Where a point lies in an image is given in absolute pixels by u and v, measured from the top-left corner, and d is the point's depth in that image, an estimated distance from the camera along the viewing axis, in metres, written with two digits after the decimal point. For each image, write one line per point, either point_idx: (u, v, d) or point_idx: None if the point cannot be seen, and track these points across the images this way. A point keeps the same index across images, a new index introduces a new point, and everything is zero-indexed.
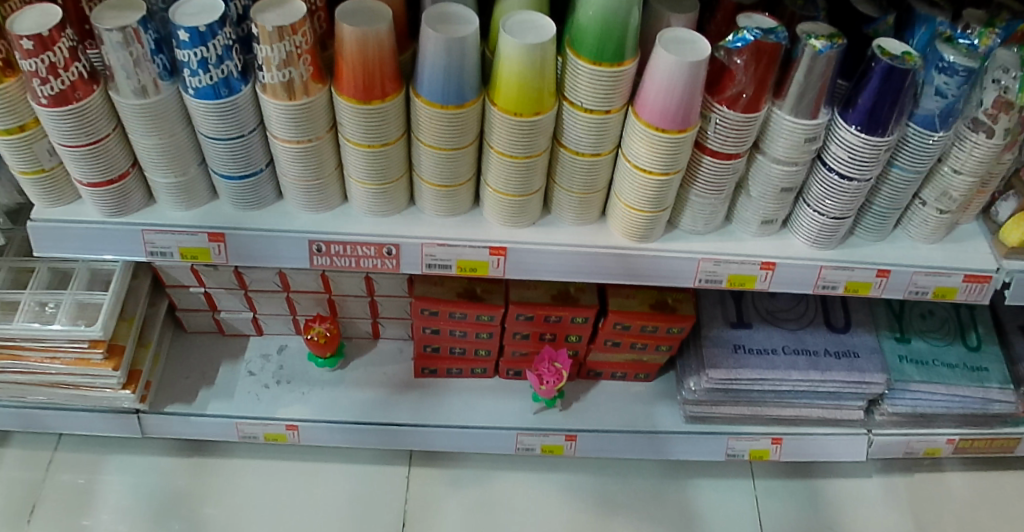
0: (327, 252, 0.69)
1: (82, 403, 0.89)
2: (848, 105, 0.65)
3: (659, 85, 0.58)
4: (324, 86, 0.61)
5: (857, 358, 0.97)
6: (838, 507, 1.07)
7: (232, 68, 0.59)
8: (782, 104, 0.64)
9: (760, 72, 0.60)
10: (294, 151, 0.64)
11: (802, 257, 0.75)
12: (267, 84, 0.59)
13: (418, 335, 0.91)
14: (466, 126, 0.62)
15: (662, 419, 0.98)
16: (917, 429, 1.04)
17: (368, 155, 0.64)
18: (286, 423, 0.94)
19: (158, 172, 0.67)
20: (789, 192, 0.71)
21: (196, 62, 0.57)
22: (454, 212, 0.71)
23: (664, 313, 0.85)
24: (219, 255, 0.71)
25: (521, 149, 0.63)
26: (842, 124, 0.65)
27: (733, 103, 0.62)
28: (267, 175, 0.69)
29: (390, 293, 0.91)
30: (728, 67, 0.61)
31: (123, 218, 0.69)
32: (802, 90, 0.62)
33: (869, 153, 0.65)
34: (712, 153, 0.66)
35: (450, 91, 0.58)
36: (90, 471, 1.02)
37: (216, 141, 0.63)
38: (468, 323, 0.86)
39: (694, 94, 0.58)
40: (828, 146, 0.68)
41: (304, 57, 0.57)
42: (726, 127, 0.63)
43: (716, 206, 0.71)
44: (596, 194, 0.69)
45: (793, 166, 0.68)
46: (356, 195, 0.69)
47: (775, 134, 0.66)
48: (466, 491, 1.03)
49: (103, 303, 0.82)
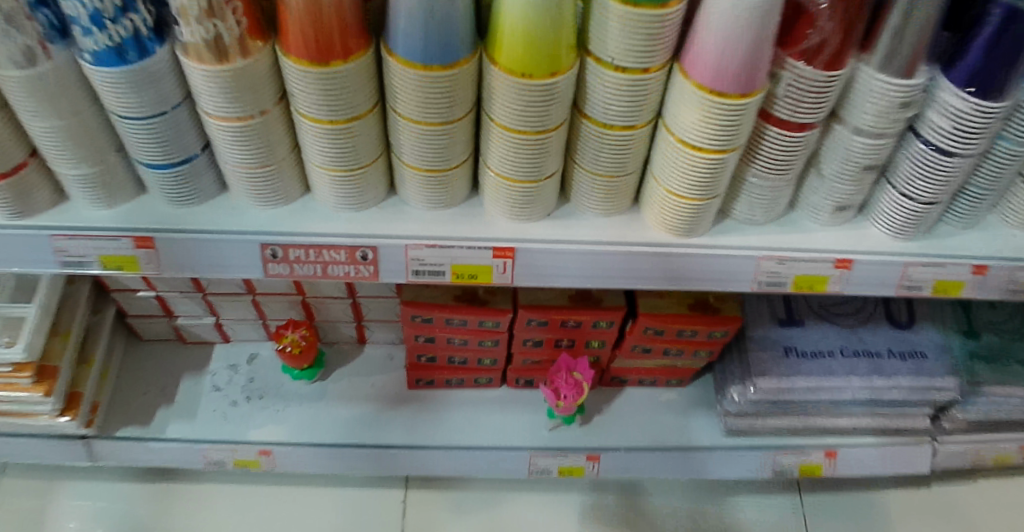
0: (284, 258, 0.54)
1: (18, 431, 0.76)
2: (953, 62, 0.49)
3: (717, 35, 0.43)
4: (266, 45, 0.45)
5: (925, 360, 0.82)
6: (893, 524, 0.94)
7: (139, 23, 0.43)
8: (873, 58, 0.49)
9: (851, 14, 0.44)
10: (233, 130, 0.49)
11: (882, 251, 0.60)
12: (187, 44, 0.44)
13: (409, 344, 0.76)
14: (456, 93, 0.46)
15: (697, 433, 0.84)
16: (987, 437, 0.91)
17: (329, 134, 0.49)
18: (258, 448, 0.80)
19: (64, 163, 0.52)
20: (871, 169, 0.56)
21: (86, 17, 0.41)
22: (446, 204, 0.55)
23: (705, 315, 0.71)
24: (150, 264, 0.56)
25: (530, 122, 0.47)
26: (945, 85, 0.49)
27: (811, 57, 0.46)
28: (205, 161, 0.54)
29: (377, 295, 0.76)
30: (807, 10, 0.45)
31: (25, 220, 0.55)
32: (902, 40, 0.47)
33: (981, 123, 0.49)
34: (779, 123, 0.51)
35: (432, 47, 0.43)
36: (41, 501, 0.89)
37: (131, 122, 0.48)
38: (469, 330, 0.72)
39: (764, 47, 0.43)
40: (925, 112, 0.52)
41: (232, 5, 0.42)
42: (799, 89, 0.48)
43: (780, 190, 0.56)
44: (628, 177, 0.54)
45: (880, 138, 0.52)
46: (319, 184, 0.54)
47: (860, 99, 0.50)
48: (471, 516, 0.90)
49: (28, 318, 0.68)
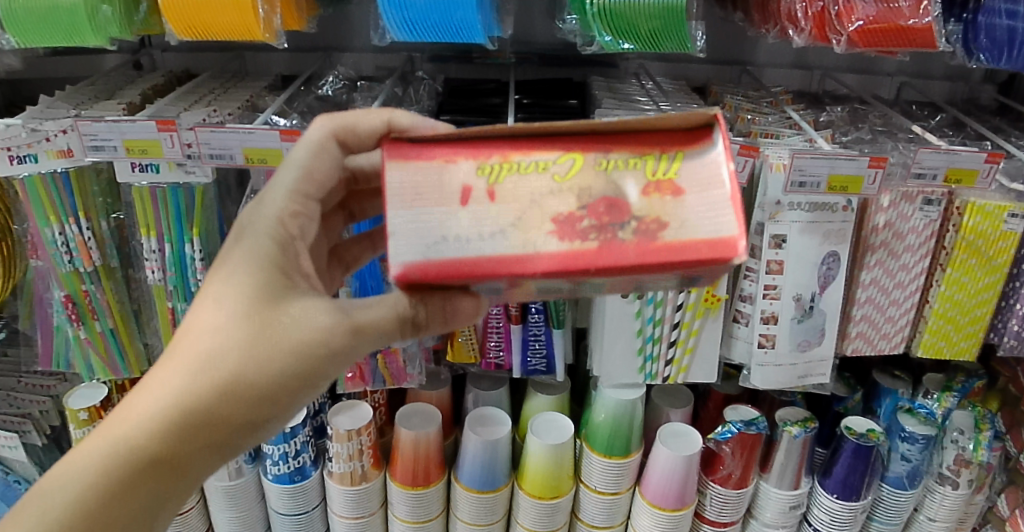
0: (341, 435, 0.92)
1: None
2: (826, 474, 1.15)
3: (618, 474, 1.14)
4: (380, 471, 1.17)
5: None
6: None
7: (304, 457, 1.14)
8: (767, 476, 1.16)
9: (743, 457, 1.11)
10: (402, 491, 1.15)
11: None
12: (337, 470, 1.14)
13: (486, 269, 0.51)
14: (498, 480, 1.14)
15: None
16: None
17: (422, 494, 1.15)
18: None
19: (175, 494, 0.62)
20: (787, 515, 1.17)
21: (277, 452, 1.12)
22: (484, 513, 1.16)
23: None
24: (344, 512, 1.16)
25: (547, 493, 1.13)
26: (824, 486, 1.15)
27: (727, 477, 1.13)
28: (370, 494, 1.16)
29: (477, 237, 0.52)
30: (719, 449, 1.12)
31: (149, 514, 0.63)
32: (785, 466, 1.14)
33: (847, 512, 1.14)
34: (708, 519, 1.17)
35: (484, 475, 1.13)
36: None
37: (308, 495, 1.17)
38: (639, 257, 0.50)
39: (624, 478, 1.14)
40: (814, 507, 1.18)
41: (363, 449, 1.13)
42: (721, 496, 1.14)
43: (725, 507, 1.15)
44: None
45: (784, 496, 1.15)
46: (425, 502, 1.16)
47: (767, 495, 1.16)
48: None
49: None
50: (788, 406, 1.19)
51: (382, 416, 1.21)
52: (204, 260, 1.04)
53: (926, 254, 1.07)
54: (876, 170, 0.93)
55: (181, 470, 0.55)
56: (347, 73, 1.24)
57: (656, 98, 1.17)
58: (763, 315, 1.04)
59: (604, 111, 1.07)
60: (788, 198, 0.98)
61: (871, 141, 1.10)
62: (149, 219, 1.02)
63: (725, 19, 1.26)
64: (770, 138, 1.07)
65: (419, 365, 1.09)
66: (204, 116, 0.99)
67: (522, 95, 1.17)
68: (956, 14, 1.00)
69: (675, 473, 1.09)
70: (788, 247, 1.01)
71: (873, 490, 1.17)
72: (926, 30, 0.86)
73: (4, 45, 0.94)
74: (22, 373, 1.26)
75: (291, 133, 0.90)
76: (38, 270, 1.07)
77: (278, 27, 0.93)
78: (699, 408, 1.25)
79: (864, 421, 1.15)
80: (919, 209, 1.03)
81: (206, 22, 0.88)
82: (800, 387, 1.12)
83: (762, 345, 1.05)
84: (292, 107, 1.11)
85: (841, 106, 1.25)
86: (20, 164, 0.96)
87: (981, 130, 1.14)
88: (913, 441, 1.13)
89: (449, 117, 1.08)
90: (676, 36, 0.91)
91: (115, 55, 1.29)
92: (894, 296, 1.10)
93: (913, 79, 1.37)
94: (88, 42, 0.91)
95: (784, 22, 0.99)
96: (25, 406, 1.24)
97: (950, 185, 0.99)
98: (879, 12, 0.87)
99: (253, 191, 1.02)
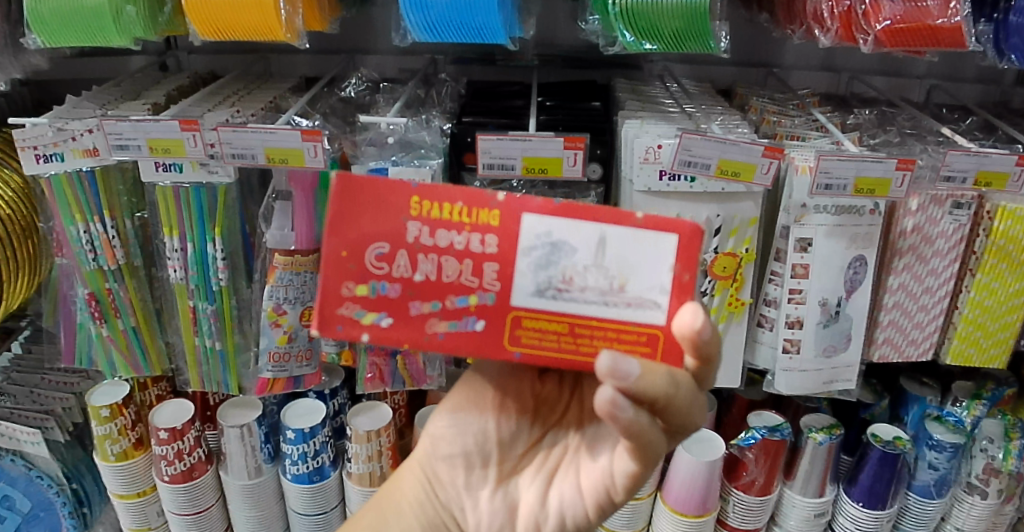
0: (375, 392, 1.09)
1: None
2: (851, 483, 1.13)
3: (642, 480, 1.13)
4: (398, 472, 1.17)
5: None
6: None
7: (324, 458, 1.15)
8: (792, 484, 1.14)
9: (766, 462, 1.09)
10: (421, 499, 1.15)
11: None
12: (355, 471, 1.14)
13: None
14: None
15: None
16: None
17: None
18: None
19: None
20: (811, 523, 1.15)
21: (297, 453, 1.12)
22: None
23: None
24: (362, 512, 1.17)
25: None
26: (849, 493, 1.13)
27: (750, 484, 1.11)
28: None
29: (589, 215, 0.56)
30: (742, 455, 1.10)
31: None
32: (810, 474, 1.12)
33: (873, 520, 1.12)
34: (731, 526, 1.16)
35: None
36: None
37: (323, 499, 1.17)
38: None
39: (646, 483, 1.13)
40: (839, 515, 1.16)
41: (381, 450, 1.13)
42: (744, 503, 1.13)
43: (748, 514, 1.14)
44: None
45: (807, 503, 1.13)
46: None
47: (791, 501, 1.14)
48: None
49: (113, 403, 1.14)
50: (813, 413, 1.17)
51: (402, 418, 1.22)
52: (226, 260, 1.05)
53: (956, 258, 1.04)
54: (904, 173, 0.92)
55: (406, 483, 0.73)
56: (370, 75, 1.25)
57: (680, 100, 1.16)
58: (788, 319, 1.03)
59: (628, 113, 1.06)
60: (813, 200, 0.97)
61: (900, 144, 1.08)
62: (171, 218, 1.02)
63: (750, 20, 1.25)
64: (796, 141, 1.05)
65: (439, 367, 1.10)
66: (228, 116, 1.00)
67: (545, 98, 1.16)
68: (986, 14, 0.98)
69: (696, 479, 1.08)
70: (813, 251, 0.99)
71: (900, 498, 1.14)
72: (955, 28, 0.84)
73: (30, 45, 0.95)
74: (44, 370, 1.29)
75: (312, 133, 0.90)
76: (62, 268, 1.08)
77: (300, 27, 0.93)
78: (722, 413, 1.23)
79: (890, 428, 1.13)
80: (948, 213, 1.01)
81: (230, 25, 0.89)
82: (826, 392, 1.09)
83: (786, 350, 1.04)
84: (315, 108, 1.11)
85: (869, 109, 1.23)
86: (48, 163, 0.97)
87: (1014, 132, 1.11)
88: (941, 449, 1.11)
89: (472, 118, 1.07)
90: (700, 36, 0.90)
91: (141, 57, 1.30)
92: (922, 302, 1.07)
93: (943, 82, 1.35)
94: (113, 42, 0.92)
95: (808, 22, 0.98)
96: (48, 402, 1.26)
97: (980, 187, 0.97)
98: (907, 12, 0.85)
99: (274, 191, 1.01)
